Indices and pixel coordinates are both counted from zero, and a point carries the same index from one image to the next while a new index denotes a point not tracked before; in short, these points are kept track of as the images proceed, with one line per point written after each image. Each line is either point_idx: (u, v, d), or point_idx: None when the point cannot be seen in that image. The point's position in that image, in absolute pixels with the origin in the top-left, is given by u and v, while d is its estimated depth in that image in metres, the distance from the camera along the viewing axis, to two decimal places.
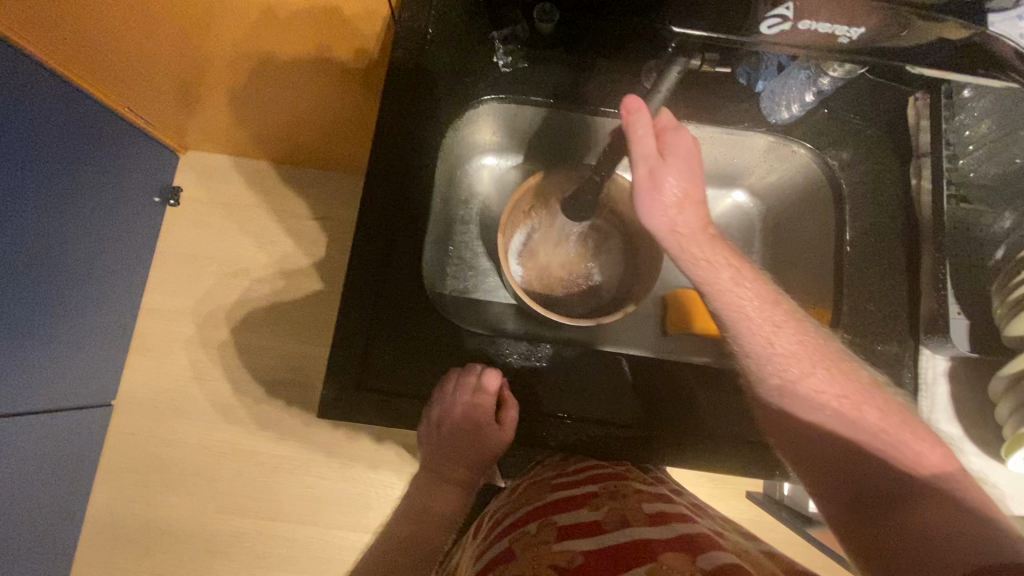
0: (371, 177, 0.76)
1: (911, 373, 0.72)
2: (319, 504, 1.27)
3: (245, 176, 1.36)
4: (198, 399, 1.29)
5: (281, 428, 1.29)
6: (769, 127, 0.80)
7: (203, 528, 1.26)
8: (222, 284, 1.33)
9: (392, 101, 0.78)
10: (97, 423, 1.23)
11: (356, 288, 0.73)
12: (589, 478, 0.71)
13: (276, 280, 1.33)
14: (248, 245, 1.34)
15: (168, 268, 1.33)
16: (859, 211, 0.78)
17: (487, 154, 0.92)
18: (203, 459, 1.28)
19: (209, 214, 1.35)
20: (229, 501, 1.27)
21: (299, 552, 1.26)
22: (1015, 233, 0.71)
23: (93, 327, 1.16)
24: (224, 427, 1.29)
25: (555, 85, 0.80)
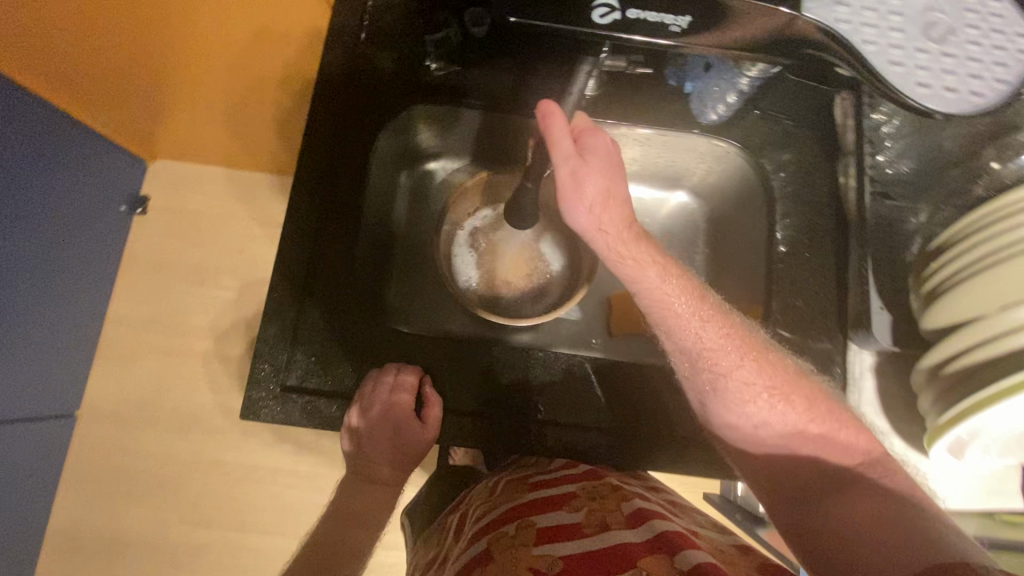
0: (300, 180, 0.76)
1: (842, 369, 0.73)
2: (284, 513, 1.27)
3: (210, 184, 1.36)
4: (161, 410, 1.28)
5: (245, 437, 1.29)
6: (699, 127, 0.81)
7: (167, 540, 1.25)
8: (187, 292, 1.33)
9: (323, 105, 0.79)
10: (59, 436, 1.21)
11: (283, 289, 0.73)
12: (564, 476, 0.69)
13: (241, 287, 1.34)
14: (212, 254, 1.34)
15: (132, 277, 1.33)
16: (790, 210, 0.79)
17: (429, 159, 0.91)
18: (167, 470, 1.27)
19: (172, 223, 1.34)
20: (192, 512, 1.26)
21: (264, 562, 1.26)
22: (928, 228, 0.73)
23: (58, 339, 1.15)
24: (188, 437, 1.28)
25: (491, 91, 0.82)
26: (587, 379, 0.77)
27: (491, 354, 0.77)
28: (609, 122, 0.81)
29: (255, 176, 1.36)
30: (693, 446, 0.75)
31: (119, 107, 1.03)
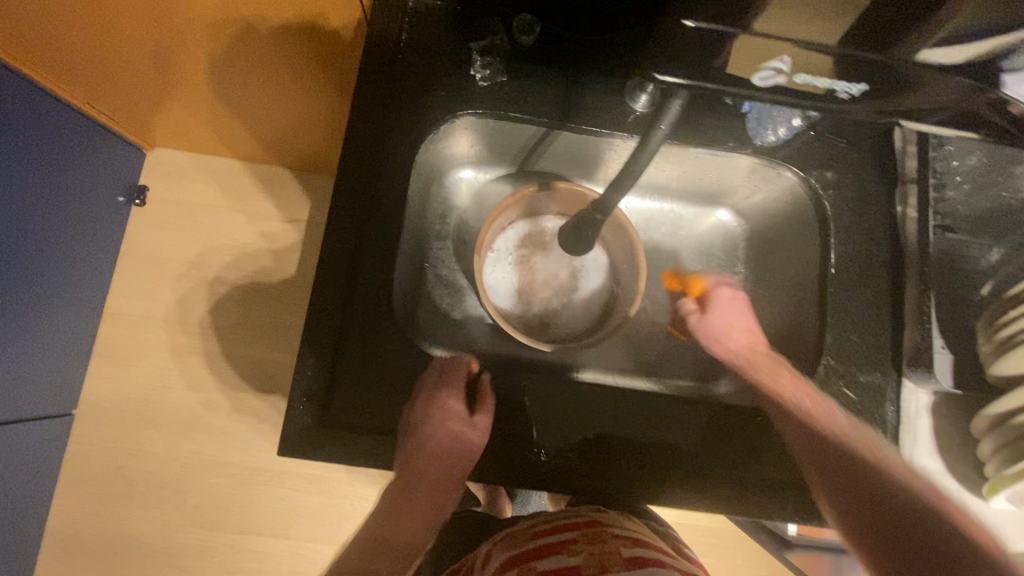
0: (338, 198, 0.72)
1: (894, 407, 0.71)
2: (293, 516, 1.18)
3: (219, 173, 1.25)
4: (169, 407, 1.18)
5: (253, 436, 1.19)
6: (754, 147, 0.77)
7: (170, 543, 1.16)
8: (188, 287, 1.22)
9: (361, 116, 0.75)
10: (55, 434, 1.12)
11: (320, 315, 0.70)
12: (559, 525, 0.64)
13: (246, 282, 1.23)
14: (215, 241, 1.23)
15: (132, 269, 1.22)
16: (845, 241, 0.76)
17: (466, 167, 0.88)
18: (170, 470, 1.17)
19: (175, 211, 1.24)
20: (197, 515, 1.17)
21: (272, 568, 1.16)
22: (999, 269, 0.71)
23: (51, 332, 1.05)
24: (193, 436, 1.18)
25: (541, 101, 0.76)
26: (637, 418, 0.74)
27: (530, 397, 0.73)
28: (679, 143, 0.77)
29: (265, 168, 1.26)
30: (740, 483, 0.73)
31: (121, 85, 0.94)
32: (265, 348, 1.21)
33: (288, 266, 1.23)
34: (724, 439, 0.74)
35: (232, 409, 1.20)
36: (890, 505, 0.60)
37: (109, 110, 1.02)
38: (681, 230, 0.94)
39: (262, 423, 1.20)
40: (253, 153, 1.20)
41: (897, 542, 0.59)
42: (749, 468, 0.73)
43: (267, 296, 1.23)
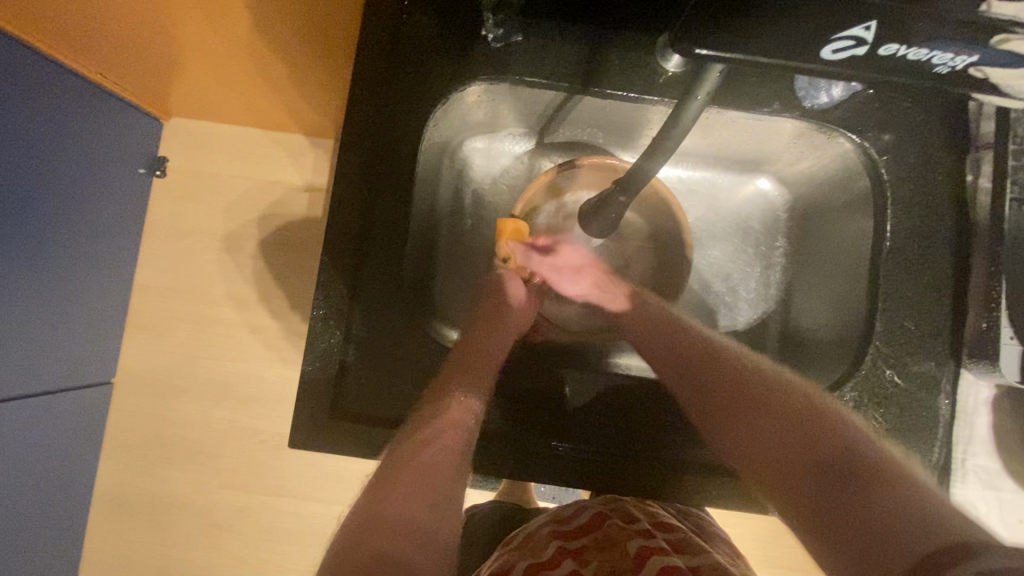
0: (342, 177, 0.68)
1: (950, 400, 0.66)
2: (323, 479, 1.16)
3: (238, 140, 1.19)
4: (201, 376, 1.17)
5: (282, 403, 1.17)
6: (800, 111, 0.69)
7: (210, 504, 1.16)
8: (212, 257, 1.18)
9: (366, 86, 0.69)
10: (97, 404, 1.12)
11: (325, 303, 0.66)
12: (568, 519, 0.63)
13: (270, 252, 1.18)
14: (233, 211, 1.18)
15: (155, 239, 1.18)
16: (903, 217, 0.68)
17: (480, 136, 0.81)
18: (207, 436, 1.16)
19: (195, 180, 1.19)
20: (234, 476, 1.16)
21: (307, 528, 1.16)
22: None
23: (82, 300, 1.03)
24: (226, 404, 1.17)
25: (560, 64, 0.69)
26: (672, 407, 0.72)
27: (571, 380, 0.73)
28: (721, 108, 0.70)
29: (281, 135, 1.19)
30: None
31: (128, 47, 0.88)
32: (287, 318, 1.18)
33: (307, 235, 1.19)
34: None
35: (260, 375, 1.17)
36: (787, 421, 0.58)
37: (119, 79, 0.97)
38: (716, 200, 0.86)
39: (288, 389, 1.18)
40: (266, 120, 1.14)
41: (791, 445, 0.56)
42: None
43: (288, 260, 1.18)
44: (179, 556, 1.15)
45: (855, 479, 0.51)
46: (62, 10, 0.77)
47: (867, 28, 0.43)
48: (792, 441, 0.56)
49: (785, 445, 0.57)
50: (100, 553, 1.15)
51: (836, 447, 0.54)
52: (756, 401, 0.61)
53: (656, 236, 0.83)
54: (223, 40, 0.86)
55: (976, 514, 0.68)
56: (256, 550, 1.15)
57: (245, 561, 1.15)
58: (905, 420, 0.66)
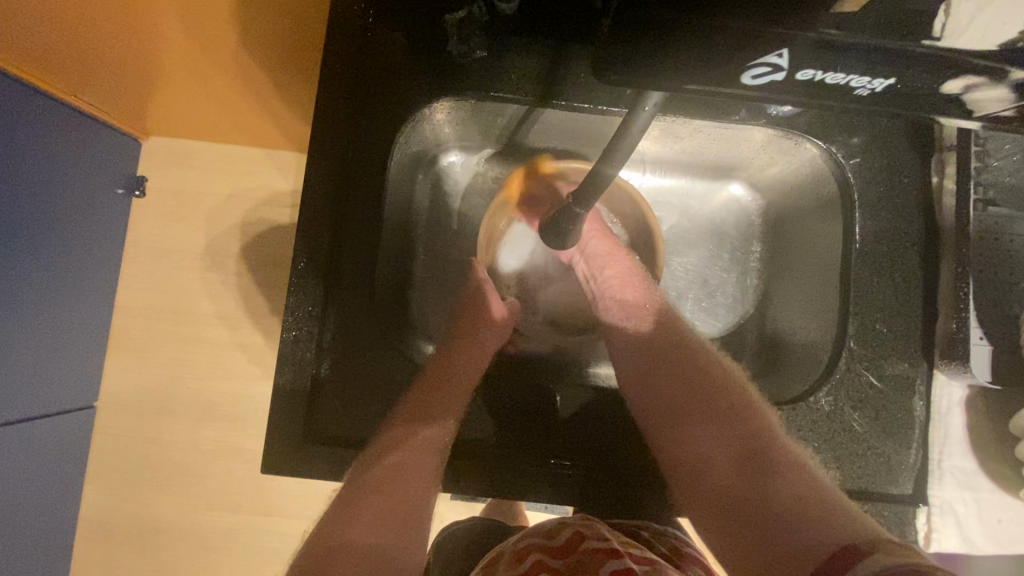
0: (312, 195, 0.68)
1: (924, 400, 0.66)
2: (310, 497, 1.15)
3: (217, 157, 1.18)
4: (185, 397, 1.15)
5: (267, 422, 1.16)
6: (767, 118, 0.69)
7: (197, 527, 1.14)
8: (194, 276, 1.17)
9: (334, 105, 0.69)
10: (80, 429, 1.10)
11: (297, 322, 0.66)
12: (551, 527, 0.64)
13: (251, 269, 1.17)
14: (213, 229, 1.17)
15: (135, 259, 1.17)
16: (872, 218, 0.68)
17: (451, 150, 0.81)
18: (192, 458, 1.15)
19: (174, 199, 1.18)
20: (220, 498, 1.14)
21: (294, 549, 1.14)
22: None
23: (62, 325, 1.01)
24: (211, 424, 1.15)
25: (528, 78, 0.69)
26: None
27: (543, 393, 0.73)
28: (682, 115, 0.70)
29: (261, 151, 1.18)
30: None
31: (101, 69, 0.87)
32: (270, 336, 1.17)
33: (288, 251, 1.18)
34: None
35: (244, 394, 1.16)
36: (726, 438, 0.61)
37: (95, 100, 0.96)
38: (690, 206, 0.86)
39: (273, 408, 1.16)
40: (245, 137, 1.14)
41: (726, 460, 0.59)
42: None
43: (269, 277, 1.17)
44: None
45: (766, 475, 0.57)
46: (33, 34, 0.76)
47: (782, 54, 0.41)
48: (733, 446, 0.60)
49: (727, 452, 0.60)
50: None
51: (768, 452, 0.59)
52: (709, 412, 0.63)
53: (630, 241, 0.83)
54: (197, 59, 0.85)
55: (955, 514, 0.68)
56: (245, 572, 1.13)
57: None
58: (883, 421, 0.66)
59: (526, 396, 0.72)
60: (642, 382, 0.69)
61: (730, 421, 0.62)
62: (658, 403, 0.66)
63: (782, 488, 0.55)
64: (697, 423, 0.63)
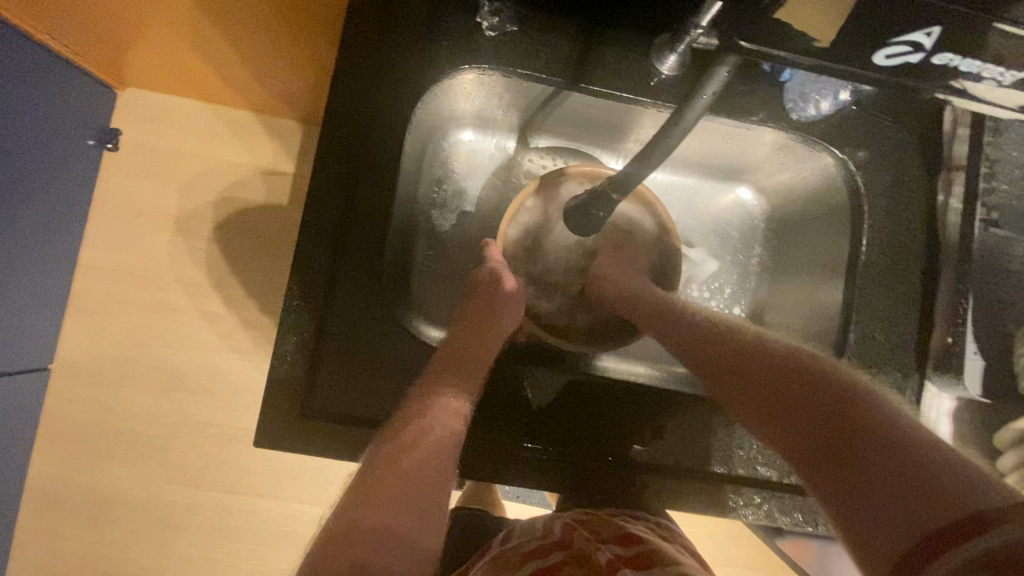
0: (324, 161, 0.65)
1: (914, 411, 0.68)
2: (279, 475, 1.10)
3: (200, 117, 1.11)
4: (149, 365, 1.09)
5: (239, 396, 1.10)
6: (787, 122, 0.70)
7: (155, 500, 1.08)
8: (168, 238, 1.10)
9: (354, 69, 0.66)
10: (32, 393, 1.02)
11: (300, 292, 0.63)
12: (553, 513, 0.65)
13: (230, 237, 1.11)
14: (192, 190, 1.11)
15: (104, 215, 1.10)
16: (878, 232, 0.70)
17: (465, 127, 0.79)
18: (154, 429, 1.08)
19: (152, 156, 1.11)
20: (182, 471, 1.08)
21: (259, 528, 1.09)
22: None
23: (20, 281, 0.94)
24: (177, 394, 1.09)
25: (557, 59, 0.68)
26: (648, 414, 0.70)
27: (533, 387, 0.70)
28: (715, 116, 0.70)
29: (249, 114, 1.12)
30: (755, 487, 0.68)
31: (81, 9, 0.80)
32: (248, 307, 1.11)
33: (272, 220, 1.12)
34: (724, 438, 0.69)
35: (213, 366, 1.10)
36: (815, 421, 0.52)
37: (72, 43, 0.88)
38: (697, 206, 0.86)
39: (245, 382, 1.11)
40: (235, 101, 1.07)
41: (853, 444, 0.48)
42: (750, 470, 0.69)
43: (250, 246, 1.11)
44: (120, 556, 1.07)
45: (842, 422, 0.51)
46: None
47: (928, 35, 0.42)
48: (812, 404, 0.54)
49: (809, 407, 0.54)
50: (30, 552, 1.06)
51: (824, 414, 0.52)
52: (781, 375, 0.58)
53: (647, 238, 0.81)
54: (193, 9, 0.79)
55: None
56: (204, 548, 1.08)
57: (192, 561, 1.07)
58: None
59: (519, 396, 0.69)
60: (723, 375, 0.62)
61: (793, 383, 0.56)
62: (787, 417, 0.55)
63: (889, 444, 0.47)
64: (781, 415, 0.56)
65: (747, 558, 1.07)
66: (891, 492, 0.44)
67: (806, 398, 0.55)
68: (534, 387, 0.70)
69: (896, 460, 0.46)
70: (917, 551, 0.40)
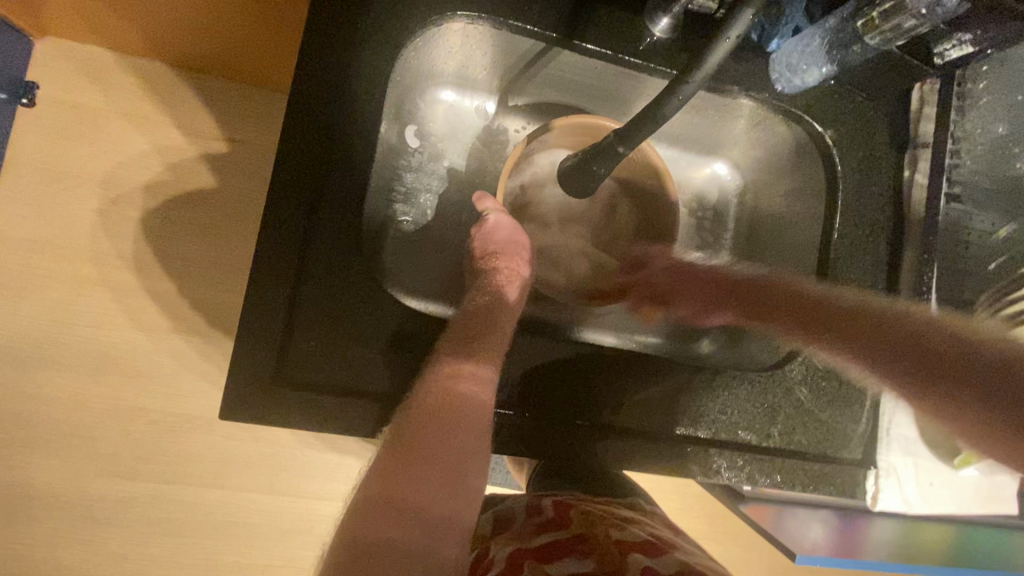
0: (297, 110, 0.59)
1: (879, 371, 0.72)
2: (230, 465, 0.96)
3: (128, 61, 0.94)
4: (70, 345, 0.92)
5: (177, 380, 0.95)
6: (771, 93, 0.71)
7: (81, 500, 0.93)
8: (92, 197, 0.93)
9: (330, 13, 0.61)
10: None
11: (270, 254, 0.58)
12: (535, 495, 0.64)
13: (168, 196, 0.95)
14: (120, 140, 0.94)
15: (11, 171, 0.92)
16: (850, 207, 0.73)
17: (445, 86, 0.75)
18: (78, 421, 0.92)
19: (71, 103, 0.93)
20: (114, 464, 0.93)
21: (207, 521, 0.96)
22: (1011, 244, 0.71)
23: None
24: (106, 379, 0.93)
25: (549, 13, 0.65)
26: (639, 380, 0.68)
27: (515, 353, 0.66)
28: (714, 88, 0.70)
29: None
30: (737, 450, 0.69)
31: None
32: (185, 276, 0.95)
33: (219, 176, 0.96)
34: (707, 403, 0.69)
35: (147, 342, 0.94)
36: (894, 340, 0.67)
37: None
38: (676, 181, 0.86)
39: (186, 360, 0.95)
40: (171, 54, 0.92)
41: (975, 360, 0.65)
42: (731, 434, 0.70)
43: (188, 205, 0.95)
44: (38, 563, 0.92)
45: (942, 348, 0.66)
46: None
47: None
48: (886, 338, 0.67)
49: (914, 343, 0.66)
50: None
51: (930, 348, 0.66)
52: (843, 320, 0.69)
53: (635, 205, 0.80)
54: None
55: (898, 477, 0.73)
56: (140, 547, 0.94)
57: (127, 562, 0.94)
58: (841, 395, 0.72)
59: (504, 363, 0.65)
60: (781, 302, 0.72)
61: (889, 329, 0.68)
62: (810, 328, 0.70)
63: (980, 360, 0.65)
64: (937, 360, 0.66)
65: (707, 528, 1.09)
66: (957, 378, 0.65)
67: (904, 338, 0.67)
68: (523, 355, 0.66)
69: (976, 378, 0.65)
70: (990, 427, 0.64)
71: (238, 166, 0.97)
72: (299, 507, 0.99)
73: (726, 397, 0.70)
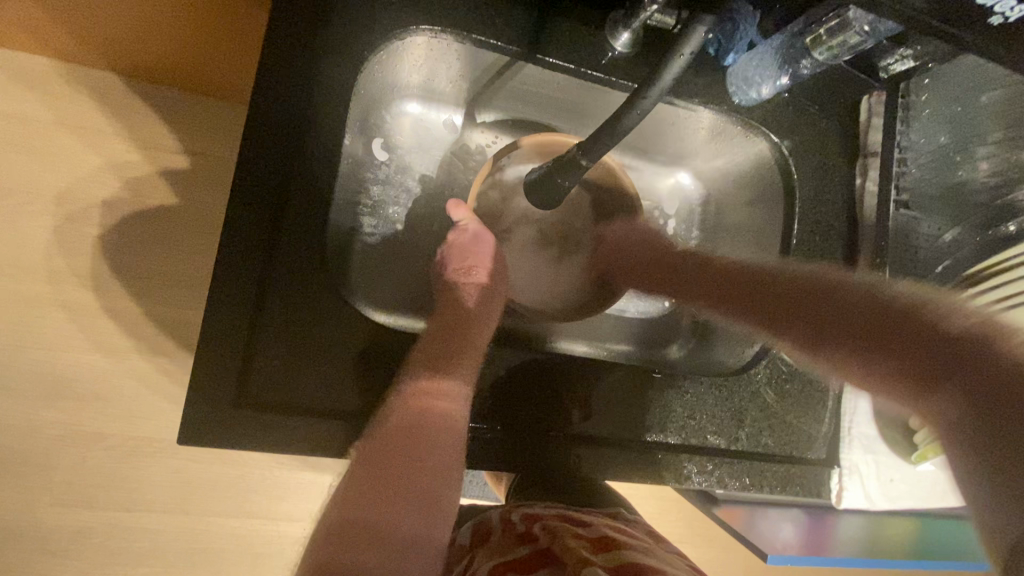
0: (256, 124, 0.58)
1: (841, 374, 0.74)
2: (192, 490, 0.92)
3: (79, 74, 0.90)
4: (18, 368, 0.87)
5: (137, 403, 0.91)
6: (731, 106, 0.73)
7: (32, 532, 0.88)
8: (42, 212, 0.89)
9: (291, 27, 0.60)
10: None
11: (229, 273, 0.56)
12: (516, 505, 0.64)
13: (124, 211, 0.91)
14: (73, 154, 0.90)
15: None
16: (807, 214, 0.75)
17: (410, 99, 0.75)
18: (28, 450, 0.87)
19: (19, 115, 0.89)
20: (69, 493, 0.89)
21: (168, 548, 0.92)
22: (953, 247, 0.76)
23: None
24: (58, 404, 0.88)
25: (512, 28, 0.66)
26: (609, 390, 0.68)
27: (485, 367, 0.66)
28: (676, 100, 0.72)
29: None
30: (705, 455, 0.70)
31: None
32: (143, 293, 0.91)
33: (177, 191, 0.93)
34: (676, 409, 0.70)
35: (102, 364, 0.90)
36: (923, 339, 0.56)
37: None
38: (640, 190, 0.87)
39: (145, 381, 0.91)
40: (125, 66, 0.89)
41: None
42: (701, 439, 0.71)
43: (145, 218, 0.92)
44: None
45: None
46: None
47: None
48: None
49: None
50: None
51: None
52: None
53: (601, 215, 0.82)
54: None
55: (860, 474, 0.76)
56: None
57: None
58: (803, 397, 0.74)
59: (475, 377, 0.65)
60: None
61: None
62: None
63: None
64: None
65: (680, 530, 1.10)
66: None
67: None
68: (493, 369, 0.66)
69: None
70: None
71: (199, 177, 0.94)
72: (266, 528, 0.95)
73: (695, 402, 0.71)
